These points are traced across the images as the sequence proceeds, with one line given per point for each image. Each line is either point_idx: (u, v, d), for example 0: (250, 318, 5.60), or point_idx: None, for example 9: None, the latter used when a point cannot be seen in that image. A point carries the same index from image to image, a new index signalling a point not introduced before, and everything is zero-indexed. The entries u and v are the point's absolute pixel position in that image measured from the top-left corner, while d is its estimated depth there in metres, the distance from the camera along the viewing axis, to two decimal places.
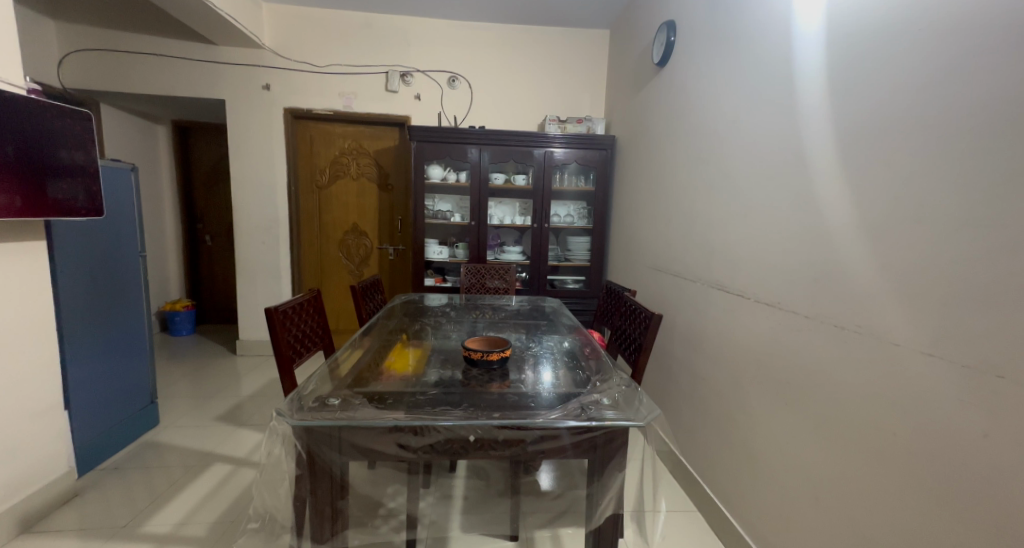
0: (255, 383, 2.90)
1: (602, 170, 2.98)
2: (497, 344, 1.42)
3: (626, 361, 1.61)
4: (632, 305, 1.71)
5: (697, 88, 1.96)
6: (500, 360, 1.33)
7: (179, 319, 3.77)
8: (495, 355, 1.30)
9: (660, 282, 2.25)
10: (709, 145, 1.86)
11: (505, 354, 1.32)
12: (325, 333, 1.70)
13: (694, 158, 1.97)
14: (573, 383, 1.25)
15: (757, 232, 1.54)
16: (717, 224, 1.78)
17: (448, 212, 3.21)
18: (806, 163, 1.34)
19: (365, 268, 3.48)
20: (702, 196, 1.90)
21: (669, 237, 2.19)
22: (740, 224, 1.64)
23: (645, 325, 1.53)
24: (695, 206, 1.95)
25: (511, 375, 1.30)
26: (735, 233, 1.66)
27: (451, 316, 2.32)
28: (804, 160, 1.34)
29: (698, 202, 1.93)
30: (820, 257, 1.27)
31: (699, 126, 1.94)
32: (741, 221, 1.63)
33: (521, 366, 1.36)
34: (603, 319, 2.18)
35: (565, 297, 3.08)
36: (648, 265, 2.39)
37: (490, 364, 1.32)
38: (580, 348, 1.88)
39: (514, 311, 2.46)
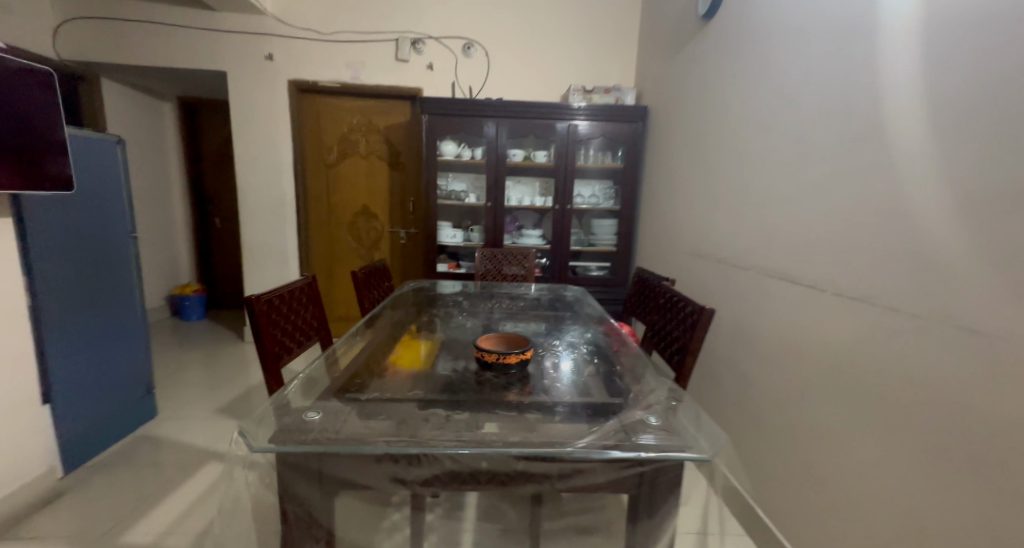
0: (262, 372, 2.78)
1: (631, 144, 2.70)
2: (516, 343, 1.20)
3: (668, 363, 1.37)
4: (673, 299, 1.47)
5: (760, 41, 1.65)
6: (519, 364, 1.11)
7: (188, 304, 3.69)
8: (513, 358, 1.08)
9: (701, 270, 1.99)
10: (775, 109, 1.56)
11: (525, 356, 1.10)
12: (322, 324, 1.51)
13: (753, 125, 1.68)
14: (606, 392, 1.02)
15: (832, 210, 1.26)
16: (777, 199, 1.51)
17: (463, 193, 2.98)
18: (919, 123, 1.04)
19: (376, 253, 3.31)
20: (761, 170, 1.61)
21: (711, 219, 1.92)
22: (811, 203, 1.36)
23: (692, 322, 1.29)
24: (753, 182, 1.66)
25: (532, 381, 1.08)
26: (806, 210, 1.38)
27: (465, 305, 2.11)
28: (911, 115, 1.06)
29: (754, 177, 1.65)
30: (935, 240, 1.00)
31: (761, 88, 1.64)
32: (812, 199, 1.36)
33: (544, 371, 1.14)
34: (633, 311, 1.95)
35: (587, 285, 2.85)
36: (686, 250, 2.14)
37: (508, 368, 1.10)
38: (609, 347, 1.66)
39: (534, 300, 2.24)
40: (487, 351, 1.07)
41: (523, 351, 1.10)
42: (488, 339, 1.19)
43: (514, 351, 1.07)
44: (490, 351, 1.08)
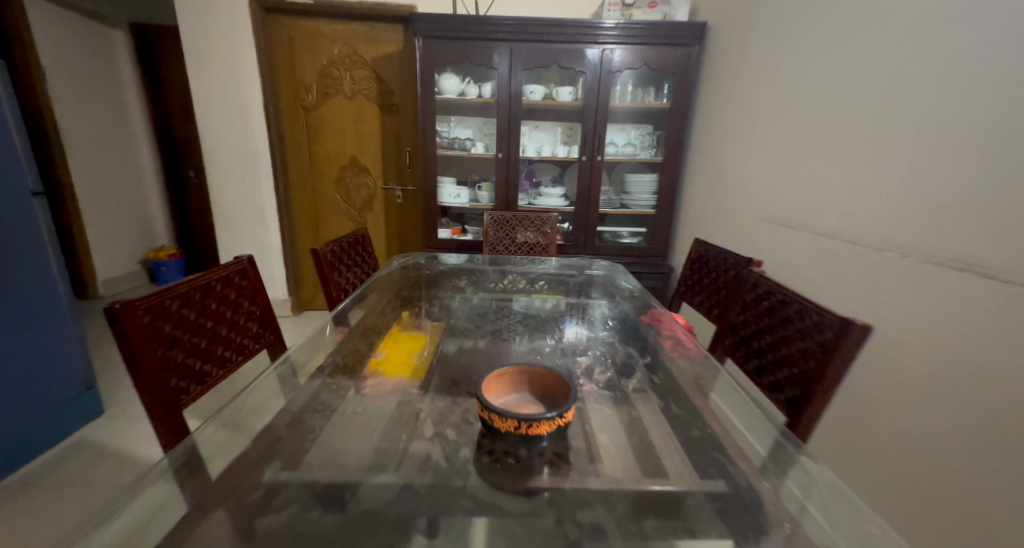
0: None
1: (681, 76, 2.12)
2: (550, 388, 0.73)
3: (774, 394, 0.91)
4: (775, 299, 0.99)
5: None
6: (554, 431, 0.65)
7: (164, 270, 3.28)
8: (543, 428, 0.61)
9: (782, 243, 1.50)
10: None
11: (564, 420, 0.64)
12: (267, 327, 1.08)
13: (901, 31, 1.10)
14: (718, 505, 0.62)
15: None
16: (956, 139, 0.96)
17: (469, 141, 2.45)
18: None
19: (369, 214, 2.83)
20: (912, 98, 1.07)
21: (809, 174, 1.40)
22: None
23: (824, 337, 0.82)
24: (892, 118, 1.12)
25: (581, 479, 0.65)
26: None
27: (472, 286, 1.64)
28: None
29: (893, 113, 1.11)
30: None
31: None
32: None
33: (594, 448, 0.71)
34: (692, 299, 1.48)
35: (618, 256, 2.38)
36: (762, 217, 1.63)
37: (533, 439, 0.63)
38: (665, 351, 1.20)
39: (558, 278, 1.77)
40: (495, 415, 0.61)
41: (564, 412, 0.63)
42: (499, 380, 0.73)
43: (544, 415, 0.60)
44: (500, 415, 0.61)
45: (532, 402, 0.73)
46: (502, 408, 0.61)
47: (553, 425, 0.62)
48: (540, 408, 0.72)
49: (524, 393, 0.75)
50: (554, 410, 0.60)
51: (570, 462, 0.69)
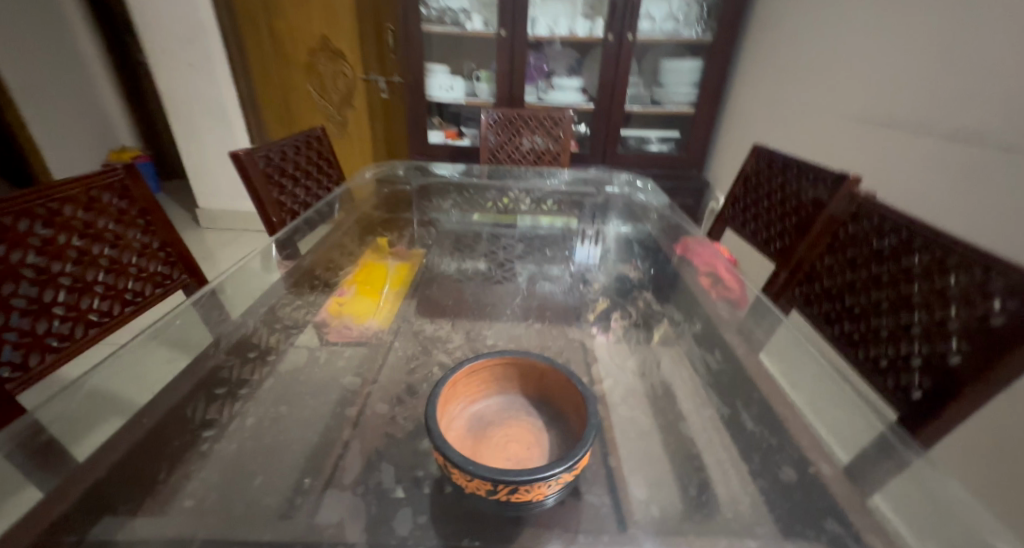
0: (233, 258, 2.22)
1: None
2: (553, 392, 0.48)
3: (886, 378, 0.61)
4: (895, 241, 0.65)
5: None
6: (559, 488, 0.39)
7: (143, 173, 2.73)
8: (538, 490, 0.37)
9: (878, 153, 1.12)
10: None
11: (575, 473, 0.39)
12: (171, 265, 0.79)
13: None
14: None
15: None
16: None
17: (462, 13, 1.90)
18: None
19: (349, 112, 2.38)
20: None
21: (950, 46, 0.97)
22: None
23: (1000, 301, 0.50)
24: None
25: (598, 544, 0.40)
26: None
27: (465, 204, 1.32)
28: None
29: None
30: None
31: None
32: None
33: (620, 487, 0.45)
34: (741, 227, 1.14)
35: (644, 166, 1.99)
36: (854, 114, 1.22)
37: (525, 502, 0.39)
38: (701, 293, 0.87)
39: (572, 195, 1.42)
40: (455, 470, 0.36)
41: (576, 463, 0.38)
42: (475, 379, 0.47)
43: (540, 476, 0.36)
44: (466, 472, 0.36)
45: (526, 411, 0.49)
46: (469, 463, 0.36)
47: (558, 484, 0.38)
48: (538, 420, 0.48)
49: (515, 395, 0.51)
50: (557, 469, 0.36)
51: (584, 499, 0.44)
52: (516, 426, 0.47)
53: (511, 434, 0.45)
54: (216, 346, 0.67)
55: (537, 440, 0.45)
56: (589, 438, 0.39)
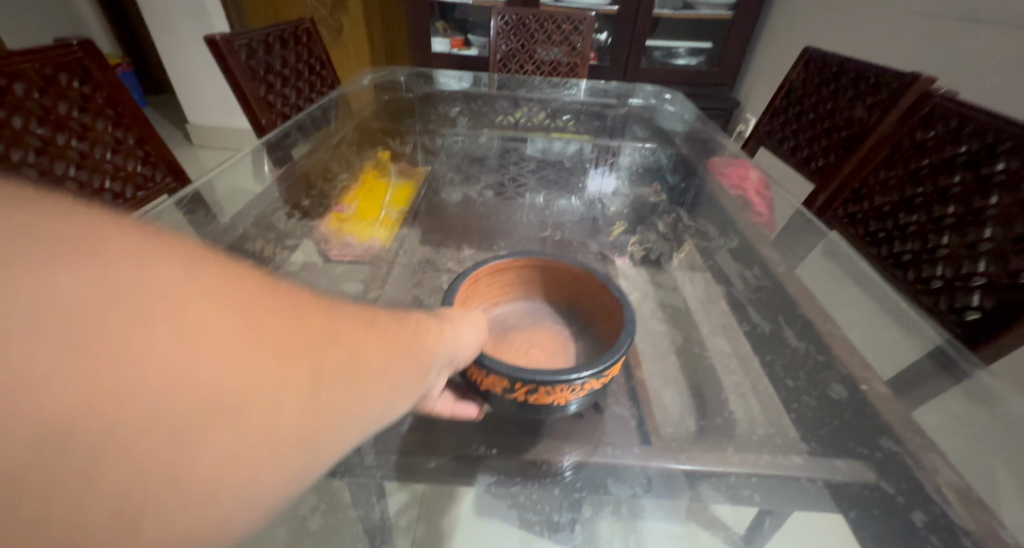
0: None
1: None
2: (582, 299, 0.45)
3: (942, 296, 0.55)
4: (974, 147, 0.56)
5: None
6: (583, 397, 0.36)
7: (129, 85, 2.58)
8: (564, 396, 0.34)
9: (949, 56, 0.99)
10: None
11: (604, 379, 0.35)
12: (151, 165, 0.71)
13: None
14: (891, 512, 0.33)
15: None
16: None
17: None
18: None
19: (344, 15, 2.16)
20: None
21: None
22: None
23: None
24: None
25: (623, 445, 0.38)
26: None
27: (476, 115, 1.21)
28: None
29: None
30: None
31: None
32: None
33: (645, 398, 0.42)
34: (778, 144, 1.04)
35: (670, 81, 1.82)
36: (925, 10, 1.07)
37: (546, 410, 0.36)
38: (732, 208, 0.80)
39: (592, 107, 1.30)
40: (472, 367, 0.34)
41: (606, 370, 0.34)
42: (498, 280, 0.44)
43: (564, 377, 0.33)
44: (482, 367, 0.34)
45: (549, 319, 0.46)
46: (486, 356, 0.34)
47: (583, 390, 0.35)
48: (564, 330, 0.45)
49: (541, 302, 0.47)
50: (582, 372, 0.33)
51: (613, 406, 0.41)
52: (542, 333, 0.44)
53: (535, 339, 0.43)
54: (213, 240, 0.60)
55: (561, 347, 0.43)
56: (625, 340, 0.35)
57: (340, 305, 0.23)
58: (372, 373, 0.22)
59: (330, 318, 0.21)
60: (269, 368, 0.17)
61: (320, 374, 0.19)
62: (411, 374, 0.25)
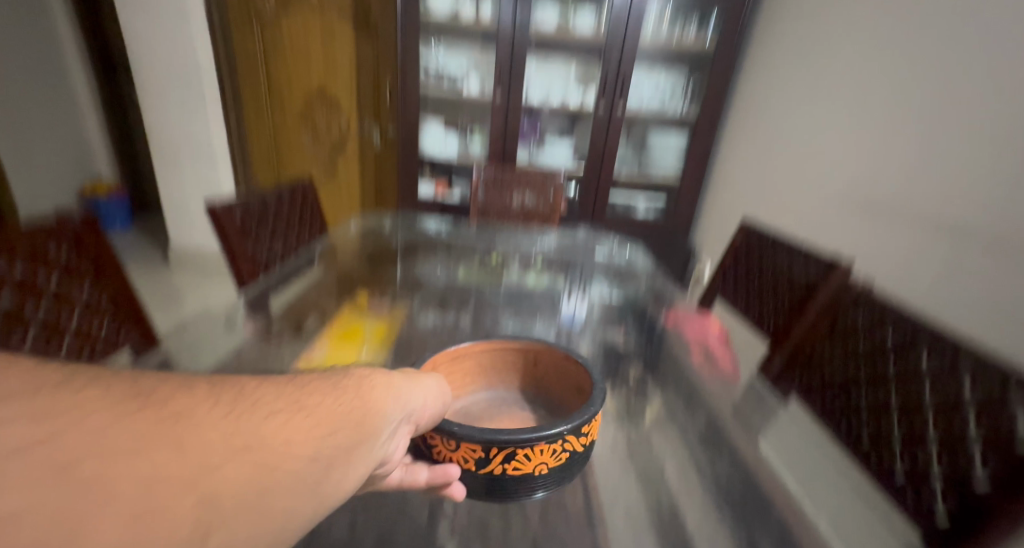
0: (198, 301, 2.08)
1: (732, 9, 1.73)
2: (547, 380, 0.59)
3: (914, 490, 0.54)
4: (896, 338, 0.63)
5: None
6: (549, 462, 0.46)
7: (109, 213, 2.65)
8: (531, 456, 0.45)
9: (862, 235, 1.17)
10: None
11: (566, 445, 0.46)
12: (119, 325, 0.70)
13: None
14: None
15: None
16: None
17: (459, 77, 2.01)
18: None
19: (340, 160, 2.39)
20: None
21: (933, 142, 1.02)
22: None
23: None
24: None
25: None
26: None
27: (453, 260, 1.29)
28: None
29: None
30: None
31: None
32: None
33: None
34: (733, 302, 1.13)
35: (631, 229, 2.05)
36: (839, 195, 1.28)
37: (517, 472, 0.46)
38: (691, 365, 0.84)
39: (558, 255, 1.40)
40: (447, 436, 0.44)
41: (568, 436, 0.46)
42: (470, 367, 0.57)
43: (528, 440, 0.44)
44: (464, 439, 0.44)
45: (518, 404, 0.58)
46: (456, 429, 0.45)
47: (550, 456, 0.45)
48: (529, 413, 0.56)
49: (509, 391, 0.60)
50: (547, 431, 0.44)
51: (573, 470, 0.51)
52: (509, 416, 0.55)
53: (504, 420, 0.54)
54: None
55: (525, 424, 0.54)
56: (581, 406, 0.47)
57: (235, 399, 0.23)
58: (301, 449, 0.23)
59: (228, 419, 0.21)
60: (178, 483, 0.18)
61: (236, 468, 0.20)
62: (343, 442, 0.26)
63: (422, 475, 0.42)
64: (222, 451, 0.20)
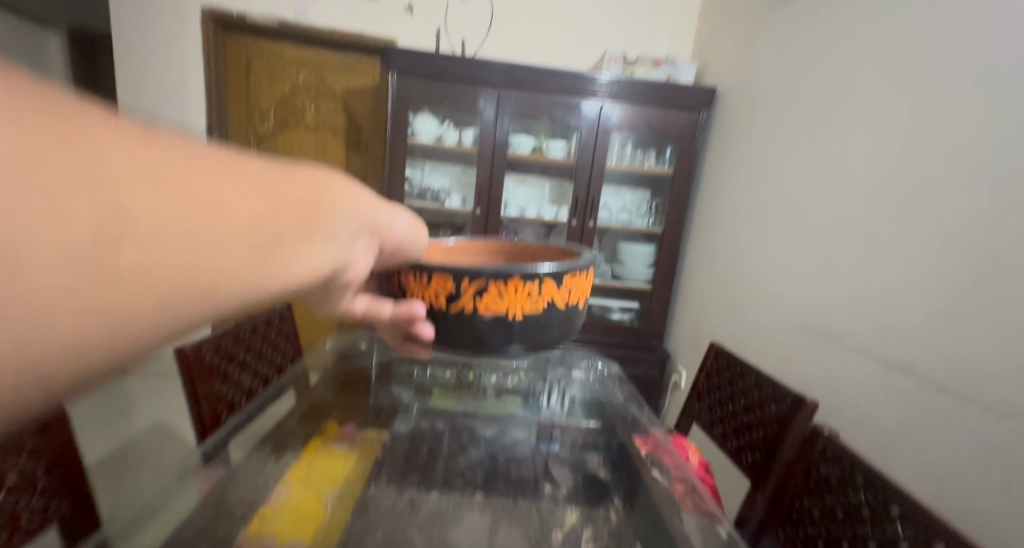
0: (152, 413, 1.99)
1: (686, 141, 1.96)
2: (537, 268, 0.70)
3: None
4: (871, 500, 0.63)
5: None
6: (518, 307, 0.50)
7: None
8: (502, 291, 0.49)
9: (819, 359, 1.22)
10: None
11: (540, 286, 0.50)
12: (56, 491, 0.70)
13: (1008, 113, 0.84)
14: None
15: None
16: None
17: (441, 191, 2.15)
18: None
19: None
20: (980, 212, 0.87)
21: (865, 280, 1.10)
22: None
23: None
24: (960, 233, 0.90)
25: None
26: None
27: (429, 384, 1.27)
28: None
29: (1003, 224, 0.83)
30: None
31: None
32: None
33: None
34: (709, 427, 1.13)
35: (607, 334, 2.08)
36: (794, 319, 1.33)
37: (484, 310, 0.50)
38: (672, 501, 0.80)
39: (535, 375, 1.40)
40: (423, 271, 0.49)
41: (543, 281, 0.50)
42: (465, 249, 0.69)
43: (505, 272, 0.49)
44: (439, 270, 0.49)
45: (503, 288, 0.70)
46: (431, 266, 0.49)
47: (518, 294, 0.50)
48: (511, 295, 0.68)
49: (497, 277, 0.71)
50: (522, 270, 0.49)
51: (547, 334, 0.54)
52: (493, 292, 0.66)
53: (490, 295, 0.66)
54: None
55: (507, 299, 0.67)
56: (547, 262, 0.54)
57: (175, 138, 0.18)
58: (235, 214, 0.19)
59: (151, 152, 0.17)
60: (103, 202, 0.15)
61: (148, 225, 0.16)
62: (293, 226, 0.22)
63: (386, 308, 0.49)
64: (147, 193, 0.16)
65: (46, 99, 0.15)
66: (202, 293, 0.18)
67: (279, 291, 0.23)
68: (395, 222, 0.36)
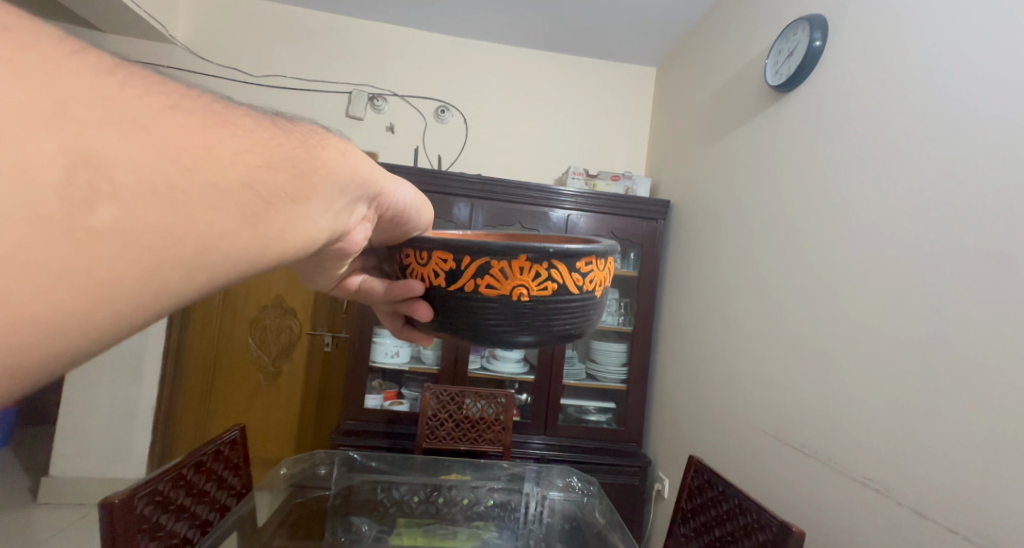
0: None
1: (648, 245, 2.09)
2: None
3: None
4: None
5: (915, 104, 1.00)
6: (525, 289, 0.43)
7: None
8: (509, 267, 0.43)
9: (798, 472, 1.20)
10: (987, 221, 0.82)
11: (549, 269, 0.43)
12: None
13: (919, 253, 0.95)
14: None
15: None
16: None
17: None
18: None
19: (286, 363, 2.28)
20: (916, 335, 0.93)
21: (829, 392, 1.13)
22: None
23: None
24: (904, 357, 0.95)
25: None
26: None
27: (393, 513, 1.15)
28: None
29: (938, 350, 0.89)
30: None
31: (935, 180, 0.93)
32: None
33: None
34: None
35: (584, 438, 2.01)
36: (768, 432, 1.33)
37: (485, 289, 0.44)
38: None
39: (511, 489, 1.30)
40: (421, 246, 0.47)
41: (552, 260, 0.43)
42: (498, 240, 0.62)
43: (508, 248, 0.42)
44: (437, 247, 0.46)
45: None
46: (429, 241, 0.47)
47: (527, 272, 0.43)
48: None
49: None
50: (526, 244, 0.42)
51: (556, 324, 0.46)
52: None
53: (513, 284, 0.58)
54: None
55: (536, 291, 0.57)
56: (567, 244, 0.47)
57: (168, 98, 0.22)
58: (224, 174, 0.23)
59: (160, 122, 0.21)
60: (106, 169, 0.19)
61: (154, 183, 0.21)
62: (279, 181, 0.27)
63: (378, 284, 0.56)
64: (146, 156, 0.20)
65: (72, 84, 0.19)
66: (204, 246, 0.23)
67: (295, 247, 0.29)
68: (393, 188, 0.42)
